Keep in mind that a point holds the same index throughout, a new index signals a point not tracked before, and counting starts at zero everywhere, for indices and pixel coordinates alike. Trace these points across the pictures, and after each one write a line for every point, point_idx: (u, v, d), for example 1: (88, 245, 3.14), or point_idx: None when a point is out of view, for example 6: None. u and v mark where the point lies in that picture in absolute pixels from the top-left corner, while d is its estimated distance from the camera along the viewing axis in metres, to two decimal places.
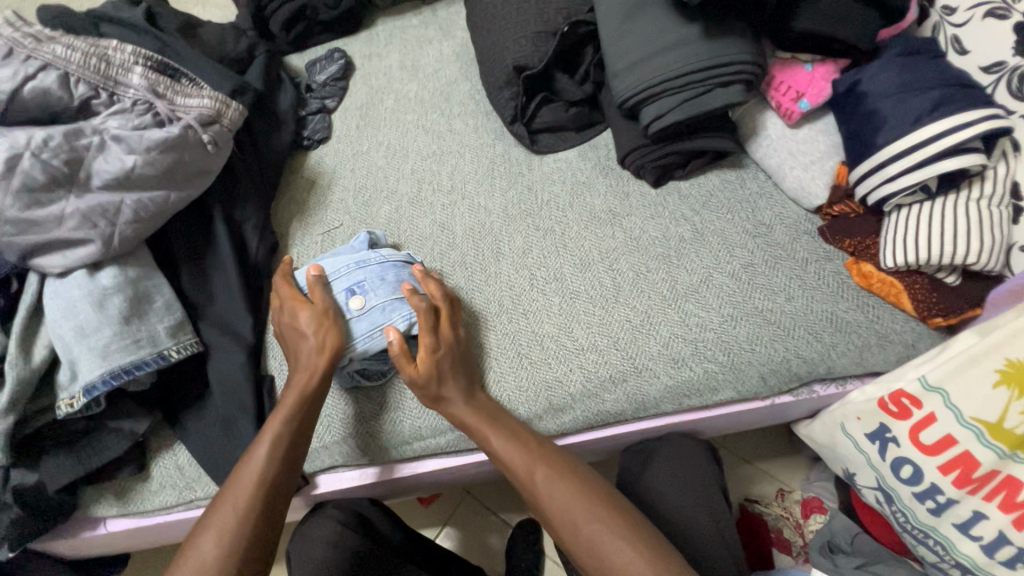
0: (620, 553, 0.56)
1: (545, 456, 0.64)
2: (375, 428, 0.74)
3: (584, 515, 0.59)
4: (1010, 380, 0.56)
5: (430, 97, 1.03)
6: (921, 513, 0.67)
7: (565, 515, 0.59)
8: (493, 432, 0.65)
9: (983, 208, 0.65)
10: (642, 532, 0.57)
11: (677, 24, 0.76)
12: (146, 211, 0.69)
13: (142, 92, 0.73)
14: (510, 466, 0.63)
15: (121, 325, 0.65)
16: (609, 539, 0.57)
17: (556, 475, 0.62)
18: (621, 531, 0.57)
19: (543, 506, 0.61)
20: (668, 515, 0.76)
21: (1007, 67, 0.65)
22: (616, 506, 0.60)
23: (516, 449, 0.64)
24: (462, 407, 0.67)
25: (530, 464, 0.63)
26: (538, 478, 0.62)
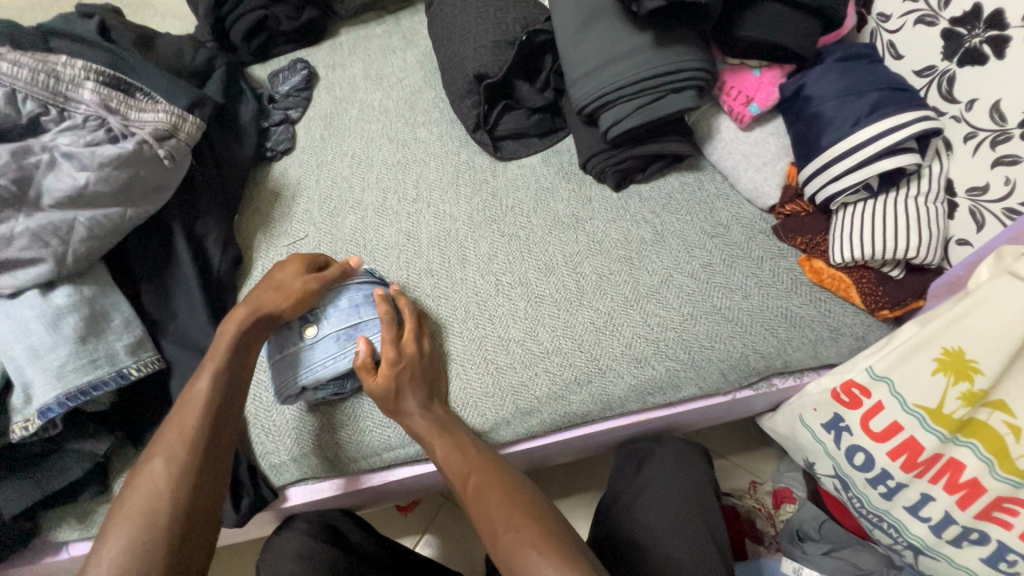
0: (531, 562, 0.55)
1: (483, 466, 0.65)
2: (344, 440, 0.74)
3: (506, 524, 0.59)
4: (947, 368, 0.59)
5: (395, 106, 1.03)
6: (875, 498, 0.70)
7: (491, 524, 0.60)
8: (440, 444, 0.66)
9: (922, 204, 0.69)
10: (561, 543, 0.56)
11: (630, 33, 0.78)
12: (101, 228, 0.68)
13: (94, 108, 0.72)
14: (449, 474, 0.65)
15: (76, 345, 0.64)
16: (526, 549, 0.56)
17: (489, 484, 0.63)
18: (535, 541, 0.57)
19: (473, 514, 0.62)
20: (658, 518, 0.77)
21: (937, 71, 0.68)
22: (540, 518, 0.60)
23: (455, 457, 0.66)
24: (419, 419, 0.68)
25: (464, 472, 0.65)
26: (472, 486, 0.63)
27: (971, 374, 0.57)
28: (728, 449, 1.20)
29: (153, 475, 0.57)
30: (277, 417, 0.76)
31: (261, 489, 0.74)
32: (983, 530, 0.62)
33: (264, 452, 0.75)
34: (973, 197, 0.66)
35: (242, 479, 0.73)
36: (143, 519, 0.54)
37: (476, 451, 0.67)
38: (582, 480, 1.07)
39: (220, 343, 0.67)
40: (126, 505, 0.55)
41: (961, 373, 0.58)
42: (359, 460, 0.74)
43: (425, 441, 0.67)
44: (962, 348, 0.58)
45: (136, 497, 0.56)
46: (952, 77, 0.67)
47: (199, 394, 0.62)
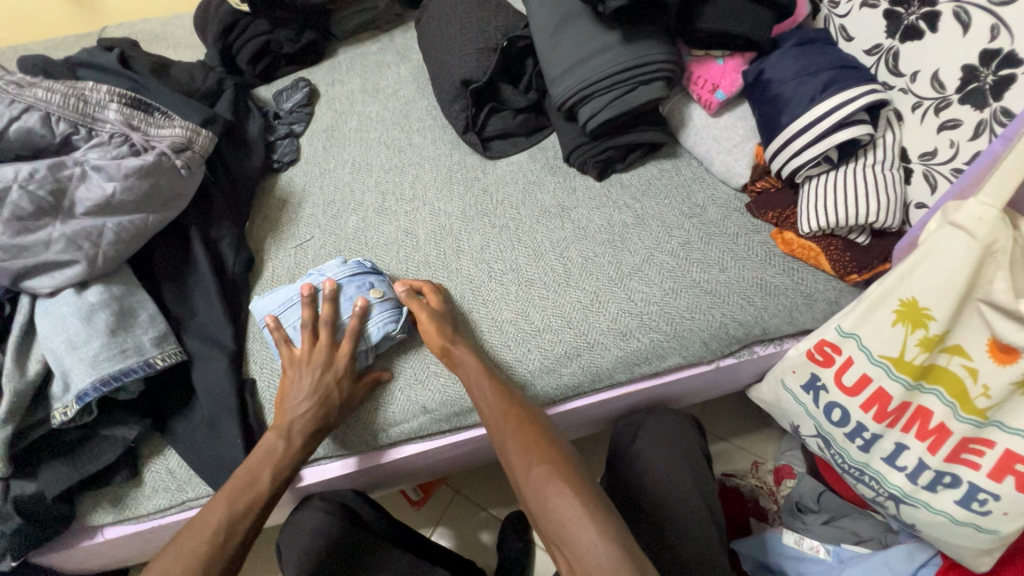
0: (559, 497, 0.60)
1: (522, 406, 0.70)
2: (353, 418, 0.80)
3: (535, 458, 0.64)
4: (904, 318, 0.63)
5: (391, 116, 1.11)
6: (854, 452, 0.74)
7: (523, 457, 0.65)
8: (486, 378, 0.73)
9: (878, 172, 0.73)
10: (585, 487, 0.61)
11: (600, 33, 0.85)
12: (127, 233, 0.75)
13: (118, 126, 0.80)
14: (487, 409, 0.71)
15: (108, 337, 0.71)
16: (557, 483, 0.61)
17: (524, 422, 0.68)
18: (567, 481, 0.61)
19: (506, 448, 0.67)
20: (656, 483, 0.81)
21: (884, 49, 0.74)
22: (565, 462, 0.64)
23: (498, 397, 0.71)
24: (468, 355, 0.75)
25: (502, 410, 0.70)
26: (508, 420, 0.69)
27: (926, 321, 0.62)
28: (729, 431, 1.21)
29: (216, 517, 0.64)
30: None
31: None
32: (955, 473, 0.66)
33: None
34: (925, 161, 0.72)
35: None
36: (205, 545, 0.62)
37: (510, 393, 0.72)
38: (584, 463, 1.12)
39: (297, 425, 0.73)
40: (190, 534, 0.63)
41: (917, 321, 0.62)
42: (367, 437, 0.79)
43: (472, 378, 0.73)
44: (915, 298, 0.62)
45: (197, 527, 0.63)
46: (897, 53, 0.72)
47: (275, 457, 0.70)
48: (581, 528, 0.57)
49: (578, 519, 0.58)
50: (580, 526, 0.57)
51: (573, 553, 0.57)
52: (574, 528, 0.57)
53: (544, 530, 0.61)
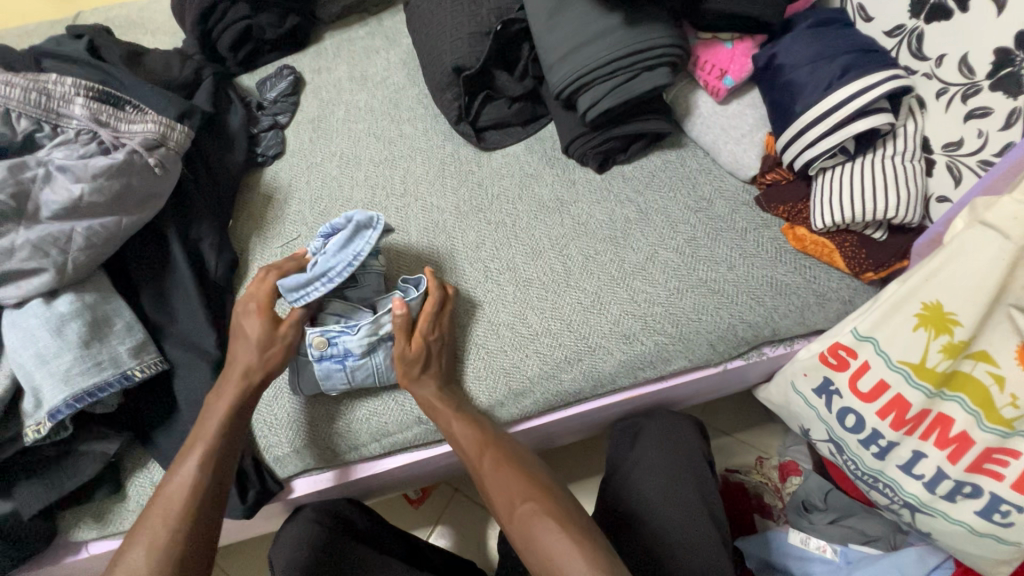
0: (545, 535, 0.58)
1: (498, 444, 0.69)
2: (343, 428, 0.76)
3: (517, 494, 0.63)
4: (927, 322, 0.60)
5: (380, 105, 1.05)
6: (869, 459, 0.70)
7: (506, 496, 0.64)
8: (457, 420, 0.70)
9: (898, 163, 0.69)
10: (572, 517, 0.60)
11: (601, 15, 0.80)
12: (98, 237, 0.71)
13: (85, 122, 0.76)
14: (464, 455, 0.68)
15: (81, 349, 0.67)
16: (542, 521, 0.60)
17: (503, 460, 0.67)
18: (551, 517, 0.60)
19: (489, 492, 0.66)
20: (655, 492, 0.78)
21: (906, 30, 0.69)
22: (548, 492, 0.63)
23: (471, 440, 0.68)
24: (438, 397, 0.71)
25: (479, 454, 0.68)
26: (487, 460, 0.67)
27: (950, 327, 0.58)
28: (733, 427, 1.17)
29: (174, 490, 0.61)
30: (278, 410, 0.77)
31: (266, 479, 0.75)
32: (975, 483, 0.63)
33: (266, 446, 0.76)
34: (949, 153, 0.67)
35: (249, 473, 0.74)
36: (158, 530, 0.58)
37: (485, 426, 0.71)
38: (584, 463, 1.10)
39: (228, 385, 0.69)
40: (155, 506, 0.61)
41: (941, 326, 0.59)
42: (357, 447, 0.76)
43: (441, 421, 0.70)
44: (940, 301, 0.58)
45: (163, 499, 0.61)
46: (921, 34, 0.68)
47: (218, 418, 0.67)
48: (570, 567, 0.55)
49: (566, 556, 0.56)
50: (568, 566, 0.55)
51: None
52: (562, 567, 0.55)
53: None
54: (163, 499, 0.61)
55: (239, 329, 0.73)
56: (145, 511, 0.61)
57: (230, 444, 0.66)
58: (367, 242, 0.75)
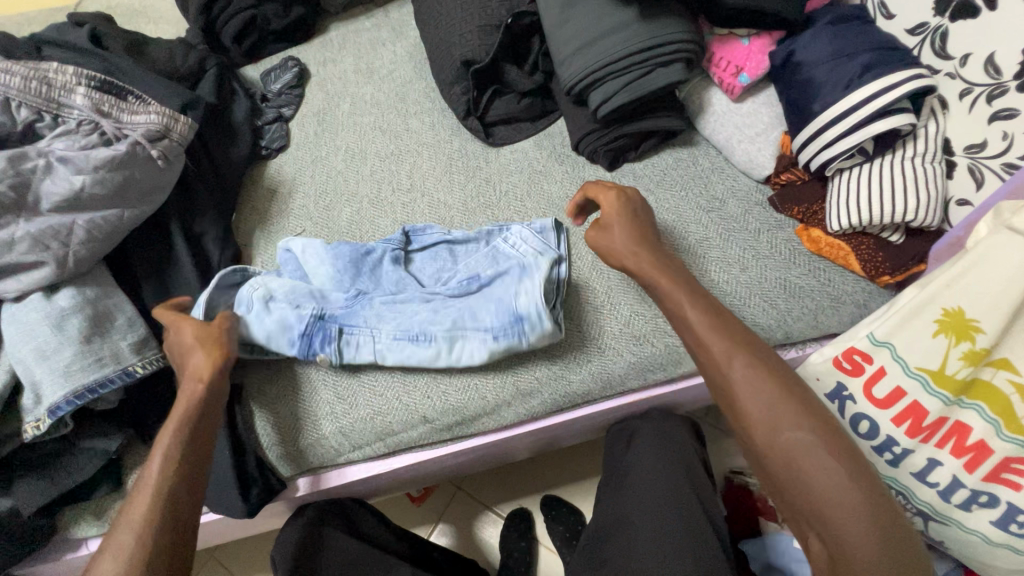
0: (820, 467, 0.47)
1: (749, 347, 0.54)
2: (347, 427, 0.75)
3: (774, 412, 0.50)
4: (948, 329, 0.59)
5: (386, 98, 1.04)
6: (882, 467, 0.68)
7: (767, 410, 0.50)
8: (704, 307, 0.58)
9: (918, 165, 0.67)
10: (847, 449, 0.48)
11: (615, 9, 0.78)
12: (100, 230, 0.70)
13: (87, 112, 0.74)
14: (709, 354, 0.55)
15: (81, 344, 0.65)
16: (817, 454, 0.48)
17: (763, 369, 0.52)
18: (825, 441, 0.48)
19: (746, 409, 0.51)
20: (651, 499, 0.74)
21: (930, 28, 0.68)
22: (814, 411, 0.50)
23: (714, 331, 0.56)
24: (649, 260, 0.64)
25: (735, 357, 0.53)
26: (736, 363, 0.53)
27: (972, 334, 0.57)
28: None
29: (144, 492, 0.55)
30: (280, 407, 0.76)
31: (270, 478, 0.74)
32: (992, 493, 0.61)
33: (270, 444, 0.75)
34: (971, 154, 0.66)
35: (251, 472, 0.73)
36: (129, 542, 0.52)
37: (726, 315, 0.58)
38: None
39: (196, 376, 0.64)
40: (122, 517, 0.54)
41: (963, 333, 0.58)
42: (363, 446, 0.75)
43: (704, 315, 0.57)
44: (962, 308, 0.57)
45: (132, 505, 0.55)
46: (945, 32, 0.66)
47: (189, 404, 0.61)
48: (842, 496, 0.46)
49: (832, 482, 0.46)
50: (838, 493, 0.46)
51: (832, 534, 0.46)
52: (829, 497, 0.46)
53: (791, 505, 0.49)
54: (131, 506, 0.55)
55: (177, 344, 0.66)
56: (113, 524, 0.54)
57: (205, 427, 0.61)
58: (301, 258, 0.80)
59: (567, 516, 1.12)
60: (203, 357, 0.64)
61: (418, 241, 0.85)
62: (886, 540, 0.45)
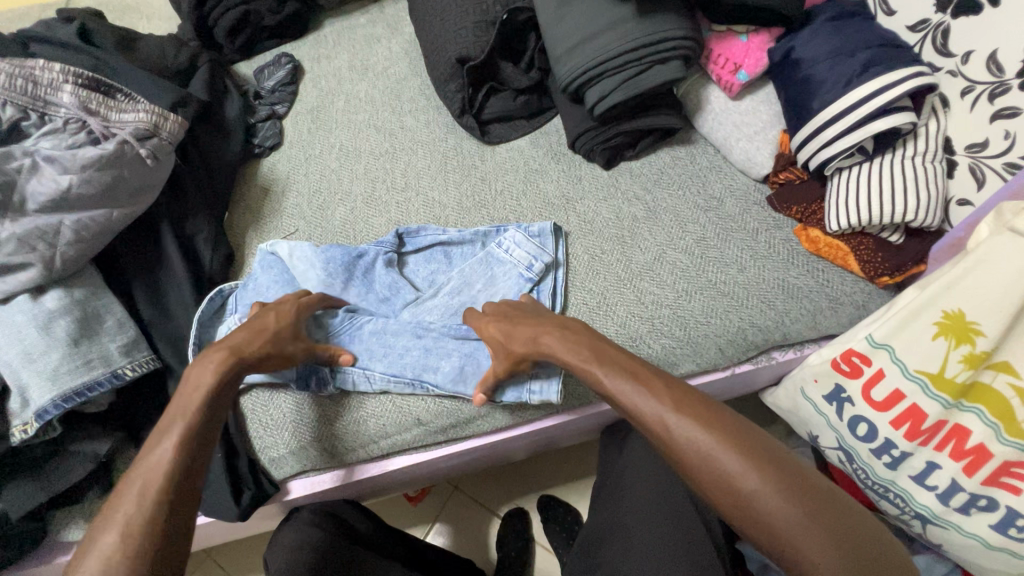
0: (780, 519, 0.42)
1: (683, 401, 0.49)
2: (340, 430, 0.74)
3: (718, 472, 0.45)
4: (948, 331, 0.58)
5: (381, 95, 1.02)
6: (880, 469, 0.68)
7: (712, 474, 0.45)
8: (621, 378, 0.53)
9: (919, 164, 0.66)
10: (805, 487, 0.43)
11: (612, 5, 0.77)
12: (88, 231, 0.69)
13: (74, 111, 0.73)
14: (642, 419, 0.50)
15: (69, 347, 0.64)
16: (775, 506, 0.42)
17: (704, 421, 0.47)
18: (782, 492, 0.43)
19: (694, 471, 0.46)
20: (646, 503, 0.73)
21: (931, 25, 0.66)
22: (761, 455, 0.45)
23: (641, 395, 0.51)
24: (564, 343, 0.59)
25: (671, 417, 0.48)
26: (671, 425, 0.48)
27: (973, 337, 0.56)
28: None
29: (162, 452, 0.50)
30: (274, 411, 0.75)
31: (261, 482, 0.74)
32: (991, 497, 0.61)
33: (262, 447, 0.74)
34: (972, 153, 0.65)
35: (243, 474, 0.73)
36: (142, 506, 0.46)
37: (642, 375, 0.53)
38: None
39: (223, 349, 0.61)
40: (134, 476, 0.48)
41: (963, 335, 0.57)
42: (355, 450, 0.74)
43: (626, 380, 0.53)
44: (961, 310, 0.57)
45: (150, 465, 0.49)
46: (947, 29, 0.65)
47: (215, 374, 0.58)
48: (811, 547, 0.41)
49: (801, 533, 0.41)
50: (809, 543, 0.41)
51: None
52: (803, 549, 0.41)
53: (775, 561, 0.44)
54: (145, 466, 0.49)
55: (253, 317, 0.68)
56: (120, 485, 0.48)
57: (219, 410, 0.56)
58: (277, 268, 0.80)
59: (564, 516, 1.11)
60: (259, 345, 0.63)
61: (412, 243, 0.85)
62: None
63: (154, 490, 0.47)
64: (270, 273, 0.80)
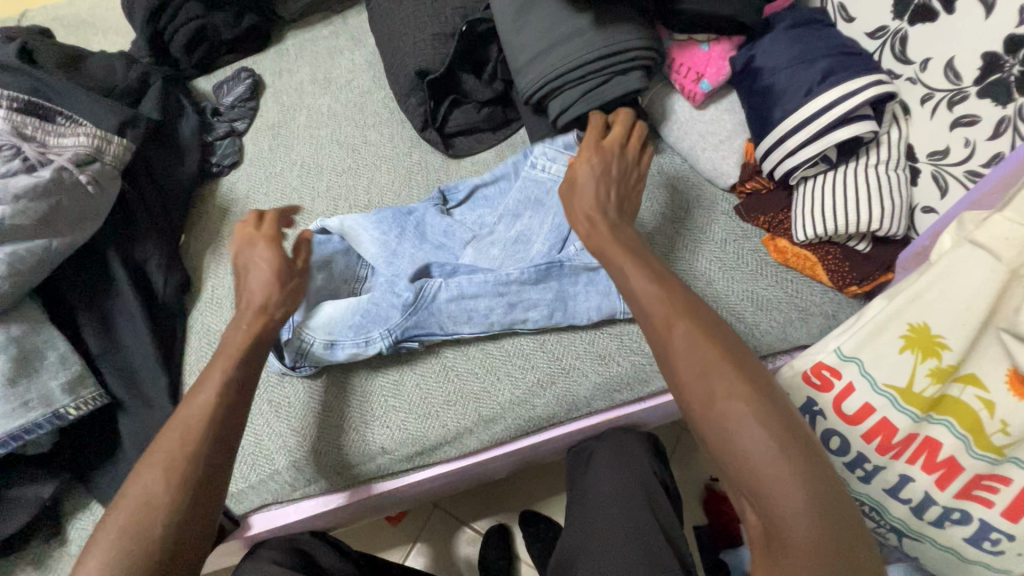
0: (749, 436, 0.43)
1: (692, 312, 0.50)
2: (344, 452, 0.71)
3: (707, 382, 0.46)
4: (914, 345, 0.57)
5: (344, 110, 1.00)
6: (853, 483, 0.66)
7: (700, 379, 0.46)
8: (651, 282, 0.53)
9: (882, 173, 0.66)
10: (784, 417, 0.44)
11: (570, 16, 0.75)
12: (24, 262, 0.65)
13: (6, 136, 0.70)
14: (652, 319, 0.51)
15: (5, 388, 0.61)
16: (748, 422, 0.43)
17: (702, 335, 0.48)
18: (759, 416, 0.43)
19: (681, 370, 0.48)
20: (612, 528, 0.71)
21: (890, 32, 0.66)
22: (756, 380, 0.46)
23: (661, 300, 0.51)
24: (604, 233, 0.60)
25: (675, 316, 0.50)
26: (677, 332, 0.49)
27: (938, 350, 0.55)
28: None
29: (170, 444, 0.51)
30: (260, 441, 0.72)
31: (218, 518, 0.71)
32: (964, 509, 0.60)
33: None
34: (935, 161, 0.64)
35: None
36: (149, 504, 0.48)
37: (667, 286, 0.53)
38: None
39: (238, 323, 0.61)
40: (153, 462, 0.51)
41: (928, 349, 0.56)
42: (359, 471, 0.71)
43: (640, 277, 0.54)
44: (927, 323, 0.55)
45: (166, 453, 0.51)
46: (905, 36, 0.64)
47: (231, 349, 0.59)
48: (771, 473, 0.41)
49: (756, 436, 0.43)
50: (773, 467, 0.42)
51: (764, 506, 0.42)
52: (766, 471, 0.42)
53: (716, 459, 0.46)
54: (156, 458, 0.51)
55: (245, 264, 0.65)
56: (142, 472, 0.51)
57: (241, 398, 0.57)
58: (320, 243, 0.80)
59: (545, 533, 1.09)
60: (273, 293, 0.63)
61: (454, 196, 0.84)
62: (808, 496, 0.41)
63: (170, 485, 0.49)
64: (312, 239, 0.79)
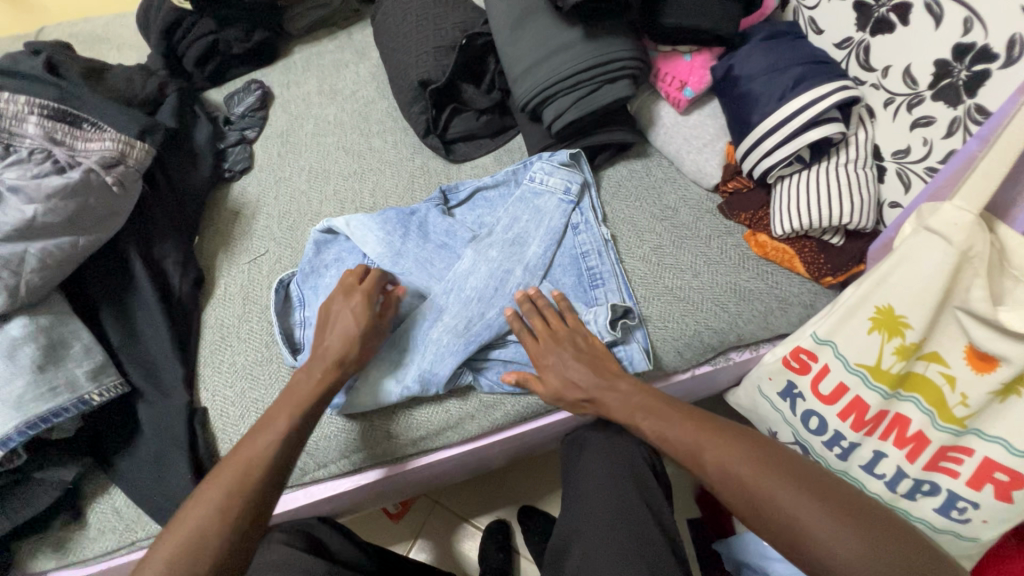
0: (818, 537, 0.49)
1: (712, 433, 0.57)
2: (379, 433, 0.75)
3: (756, 491, 0.52)
4: (881, 325, 0.61)
5: (349, 119, 1.05)
6: (832, 461, 0.71)
7: (749, 497, 0.53)
8: (665, 418, 0.60)
9: (851, 171, 0.71)
10: (831, 502, 0.51)
11: (562, 29, 0.81)
12: (53, 258, 0.70)
13: (39, 141, 0.75)
14: (685, 458, 0.58)
15: (34, 373, 0.65)
16: (809, 523, 0.50)
17: (731, 451, 0.55)
18: (818, 509, 0.50)
19: (728, 493, 0.54)
20: (603, 511, 0.75)
21: (854, 42, 0.72)
22: (793, 478, 0.53)
23: (684, 432, 0.58)
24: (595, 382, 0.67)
25: (700, 448, 0.57)
26: (708, 459, 0.56)
27: (902, 330, 0.60)
28: None
29: (230, 472, 0.58)
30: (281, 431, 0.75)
31: None
32: (934, 482, 0.64)
33: None
34: (898, 159, 0.69)
35: None
36: (201, 530, 0.54)
37: (679, 415, 0.60)
38: None
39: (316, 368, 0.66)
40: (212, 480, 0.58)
41: (894, 329, 0.61)
42: (394, 449, 0.75)
43: (652, 415, 0.62)
44: (891, 305, 0.60)
45: (232, 475, 0.58)
46: (868, 46, 0.70)
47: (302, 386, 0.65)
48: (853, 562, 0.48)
49: (821, 529, 0.49)
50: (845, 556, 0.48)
51: None
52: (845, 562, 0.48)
53: (792, 558, 0.52)
54: (219, 479, 0.58)
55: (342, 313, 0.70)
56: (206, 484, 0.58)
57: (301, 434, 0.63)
58: (330, 249, 0.85)
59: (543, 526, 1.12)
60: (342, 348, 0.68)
61: (455, 198, 0.89)
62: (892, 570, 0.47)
63: (225, 514, 0.55)
64: (320, 245, 0.85)
